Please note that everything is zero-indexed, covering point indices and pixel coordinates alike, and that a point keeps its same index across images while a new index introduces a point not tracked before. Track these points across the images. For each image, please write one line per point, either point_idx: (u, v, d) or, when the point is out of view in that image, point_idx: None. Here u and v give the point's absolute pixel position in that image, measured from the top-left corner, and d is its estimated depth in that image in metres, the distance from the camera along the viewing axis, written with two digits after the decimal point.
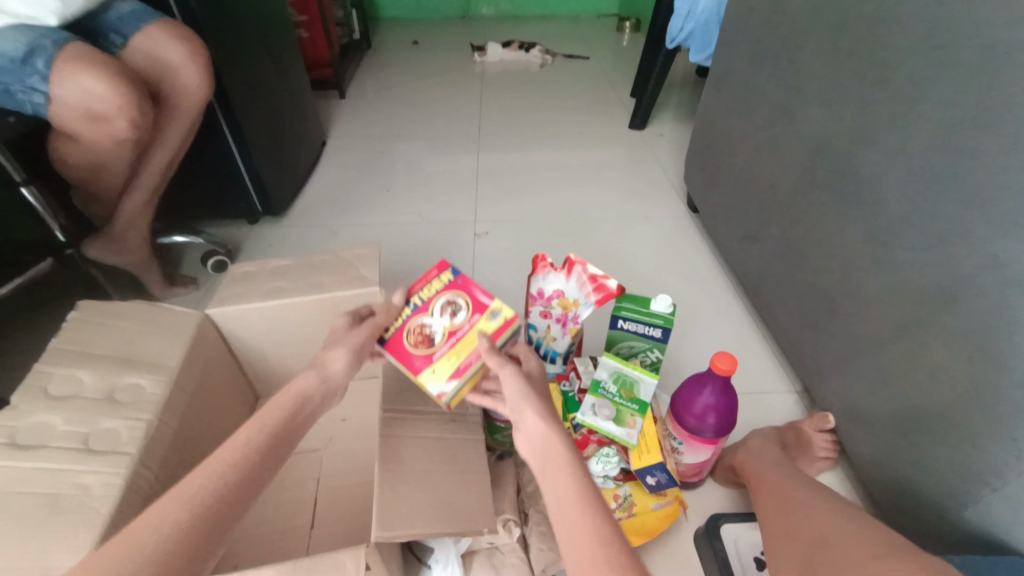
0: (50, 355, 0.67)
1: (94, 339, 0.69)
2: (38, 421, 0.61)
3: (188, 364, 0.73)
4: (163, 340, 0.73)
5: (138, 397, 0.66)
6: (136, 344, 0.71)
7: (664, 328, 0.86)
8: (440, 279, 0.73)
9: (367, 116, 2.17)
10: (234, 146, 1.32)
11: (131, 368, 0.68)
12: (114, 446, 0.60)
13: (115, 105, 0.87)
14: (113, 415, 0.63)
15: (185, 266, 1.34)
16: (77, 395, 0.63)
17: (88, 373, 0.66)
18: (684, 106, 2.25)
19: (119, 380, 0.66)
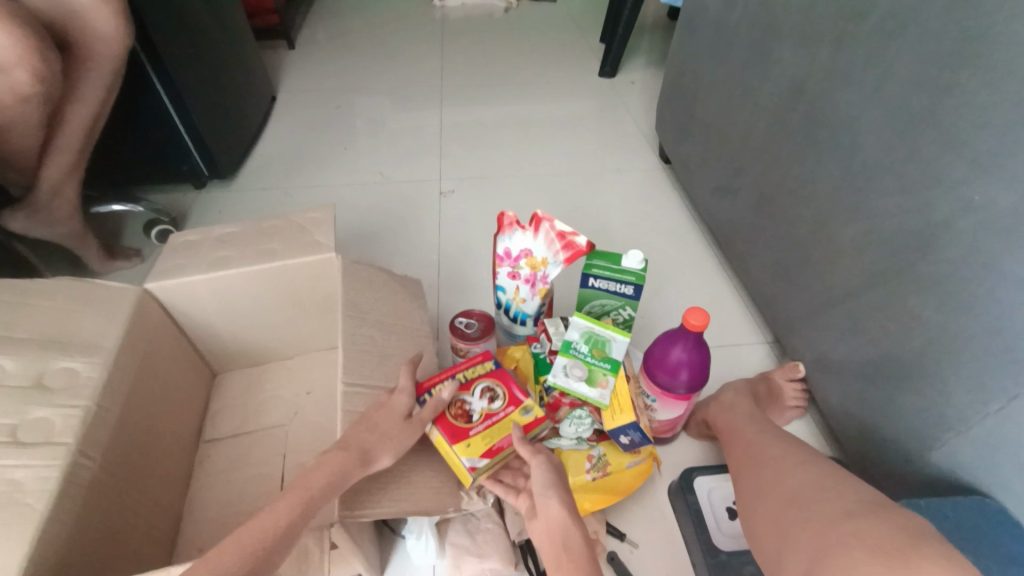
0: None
1: (16, 322, 0.62)
2: None
3: (129, 343, 0.67)
4: (96, 319, 0.66)
5: (72, 381, 0.60)
6: (66, 325, 0.64)
7: (636, 285, 0.84)
8: (484, 363, 0.74)
9: (319, 68, 2.01)
10: (168, 102, 1.21)
11: (62, 351, 0.61)
12: (47, 436, 0.55)
13: (13, 54, 0.76)
14: (44, 404, 0.57)
15: (126, 237, 1.24)
16: (0, 384, 0.56)
17: (11, 360, 0.58)
18: (655, 52, 2.17)
19: (47, 365, 0.60)
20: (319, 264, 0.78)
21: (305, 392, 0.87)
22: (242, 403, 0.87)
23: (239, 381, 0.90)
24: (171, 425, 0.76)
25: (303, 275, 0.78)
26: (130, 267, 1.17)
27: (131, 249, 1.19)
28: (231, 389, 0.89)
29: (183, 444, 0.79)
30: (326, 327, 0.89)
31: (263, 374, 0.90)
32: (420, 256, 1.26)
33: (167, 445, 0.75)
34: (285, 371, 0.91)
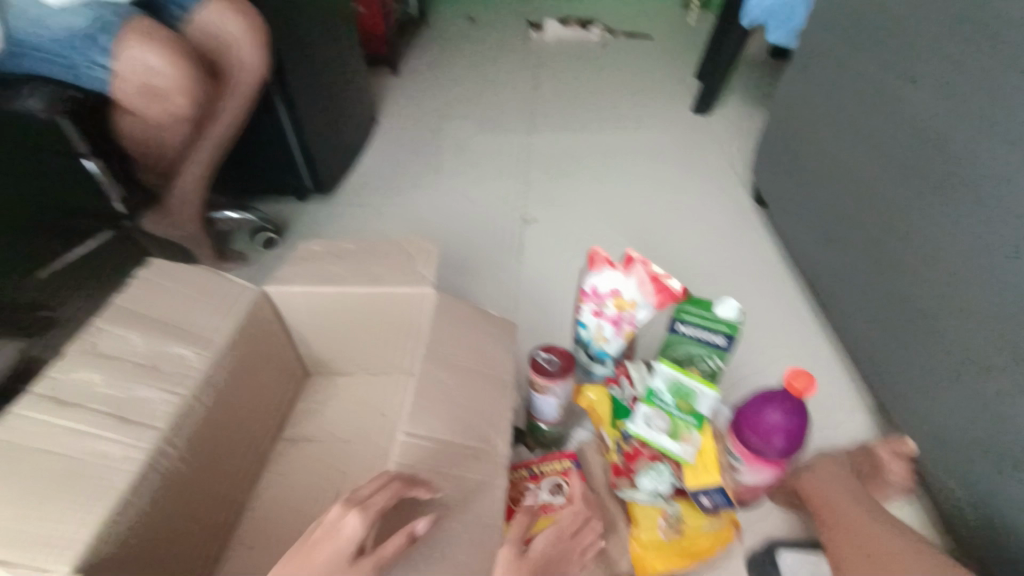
0: (111, 313, 0.67)
1: (157, 302, 0.70)
2: (79, 378, 0.61)
3: (235, 340, 0.72)
4: (212, 313, 0.72)
5: (178, 368, 0.65)
6: (187, 315, 0.71)
7: (728, 335, 0.80)
8: (562, 461, 0.77)
9: (419, 94, 2.13)
10: (288, 123, 1.32)
11: (176, 339, 0.67)
12: (145, 417, 0.60)
13: (176, 83, 0.85)
14: (149, 384, 0.63)
15: (235, 241, 1.36)
16: (122, 357, 0.64)
17: (139, 337, 0.66)
18: (754, 89, 2.10)
19: (164, 350, 0.66)
20: (415, 296, 0.80)
21: (380, 414, 0.89)
22: (325, 410, 0.90)
23: (325, 388, 0.93)
24: (254, 422, 0.81)
25: (401, 303, 0.81)
26: (237, 269, 1.29)
27: (238, 252, 1.30)
28: (319, 392, 0.93)
29: (261, 441, 0.83)
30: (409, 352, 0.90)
31: (348, 385, 0.93)
32: (498, 283, 1.27)
33: (244, 440, 0.78)
34: (366, 386, 0.93)
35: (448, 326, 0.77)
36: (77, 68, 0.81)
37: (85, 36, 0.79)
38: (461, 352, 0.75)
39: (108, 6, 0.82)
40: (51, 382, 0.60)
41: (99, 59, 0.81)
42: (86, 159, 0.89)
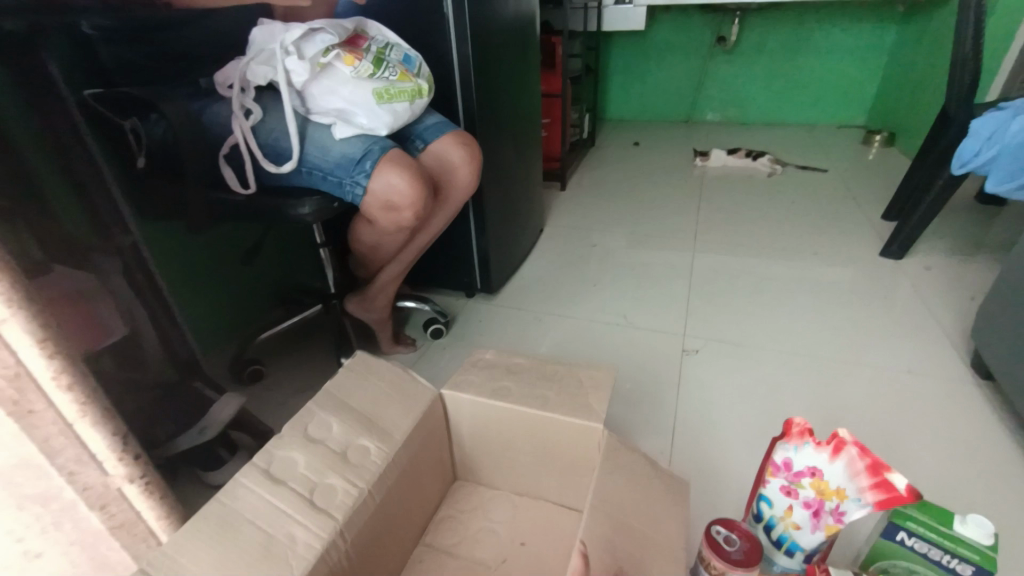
0: (321, 398, 0.73)
1: (354, 391, 0.75)
2: (286, 455, 0.66)
3: (411, 440, 0.74)
4: (401, 412, 0.75)
5: (363, 459, 0.68)
6: (380, 409, 0.75)
7: (976, 565, 0.63)
8: None
9: (582, 207, 2.26)
10: (472, 228, 1.46)
11: (368, 431, 0.71)
12: (329, 505, 0.62)
13: (410, 200, 0.95)
14: (339, 473, 0.65)
15: (408, 327, 1.49)
16: (323, 442, 0.68)
17: (339, 423, 0.71)
18: (962, 234, 1.85)
19: (355, 440, 0.69)
20: (586, 429, 0.77)
21: (519, 542, 0.85)
22: (465, 523, 0.88)
23: (469, 497, 0.91)
24: (406, 523, 0.80)
25: (568, 432, 0.78)
26: (404, 353, 1.38)
27: (410, 338, 1.41)
28: (463, 501, 0.91)
29: (406, 542, 0.81)
30: (565, 481, 0.86)
31: (490, 499, 0.91)
32: (653, 417, 1.19)
33: (395, 544, 0.77)
34: (509, 506, 0.90)
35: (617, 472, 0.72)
36: (343, 186, 0.92)
37: (354, 161, 0.91)
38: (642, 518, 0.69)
39: (374, 140, 0.93)
40: (268, 456, 0.65)
41: (361, 179, 0.91)
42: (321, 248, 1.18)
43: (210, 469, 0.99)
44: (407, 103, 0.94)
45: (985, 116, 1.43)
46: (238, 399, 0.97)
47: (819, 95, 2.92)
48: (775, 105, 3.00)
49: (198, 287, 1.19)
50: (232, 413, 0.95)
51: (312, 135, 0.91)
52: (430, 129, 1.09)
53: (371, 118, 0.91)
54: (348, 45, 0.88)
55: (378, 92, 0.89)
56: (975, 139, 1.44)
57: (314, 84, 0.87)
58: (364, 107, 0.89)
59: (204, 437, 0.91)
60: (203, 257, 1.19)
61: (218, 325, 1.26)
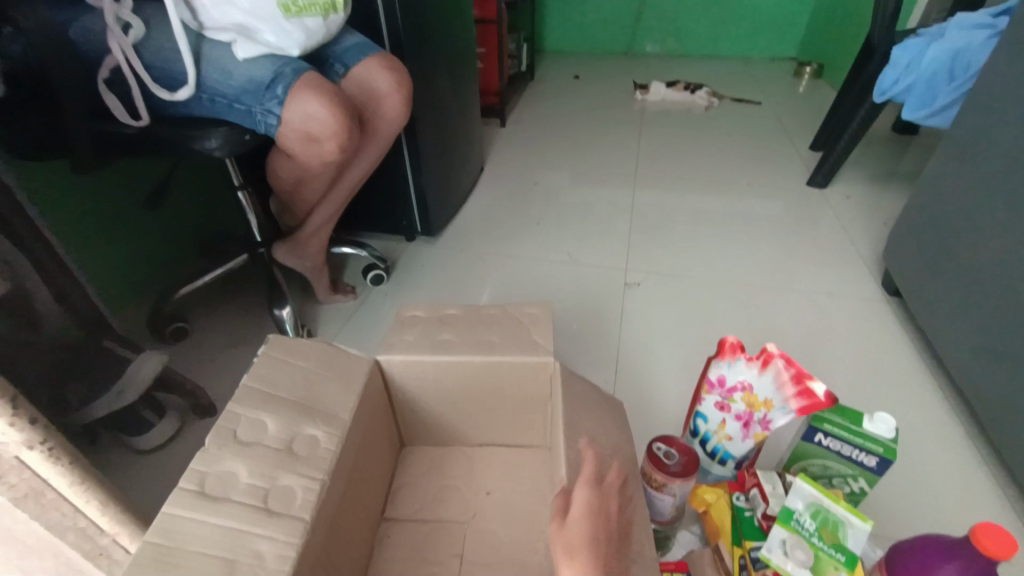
0: (241, 395, 0.63)
1: (278, 378, 0.66)
2: (224, 468, 0.56)
3: (357, 414, 0.69)
4: (338, 388, 0.69)
5: (313, 450, 0.61)
6: (315, 390, 0.67)
7: (881, 457, 0.70)
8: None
9: (522, 143, 2.19)
10: (408, 166, 1.38)
11: (311, 418, 0.64)
12: (289, 508, 0.55)
13: (332, 130, 0.86)
14: (291, 471, 0.58)
15: (347, 274, 1.42)
16: (260, 443, 0.59)
17: (272, 419, 0.62)
18: (880, 163, 1.96)
19: (299, 430, 0.62)
20: (535, 367, 0.78)
21: (484, 492, 0.85)
22: (424, 485, 0.86)
23: (422, 460, 0.89)
24: (368, 496, 0.76)
25: (518, 371, 0.79)
26: (345, 301, 1.32)
27: (349, 285, 1.35)
28: (416, 466, 0.89)
29: (370, 520, 0.78)
30: (522, 421, 0.87)
31: (443, 457, 0.89)
32: (599, 351, 1.22)
33: (362, 508, 0.74)
34: (465, 459, 0.89)
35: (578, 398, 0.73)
36: (253, 116, 0.82)
37: (264, 86, 0.81)
38: (600, 443, 0.72)
39: (284, 60, 0.83)
40: (197, 474, 0.55)
41: (274, 107, 0.81)
42: (240, 190, 1.08)
43: (137, 433, 0.94)
44: (321, 18, 0.82)
45: (903, 44, 1.47)
46: (161, 355, 0.91)
47: (753, 26, 2.91)
48: (712, 36, 2.98)
49: (100, 237, 1.07)
50: (154, 371, 0.89)
51: (209, 55, 0.80)
52: (350, 51, 0.99)
53: (279, 34, 0.79)
54: None
55: (284, 4, 0.78)
56: (894, 67, 1.49)
57: None
58: (268, 22, 0.78)
59: (124, 399, 0.86)
60: (101, 204, 1.07)
61: (129, 279, 1.15)
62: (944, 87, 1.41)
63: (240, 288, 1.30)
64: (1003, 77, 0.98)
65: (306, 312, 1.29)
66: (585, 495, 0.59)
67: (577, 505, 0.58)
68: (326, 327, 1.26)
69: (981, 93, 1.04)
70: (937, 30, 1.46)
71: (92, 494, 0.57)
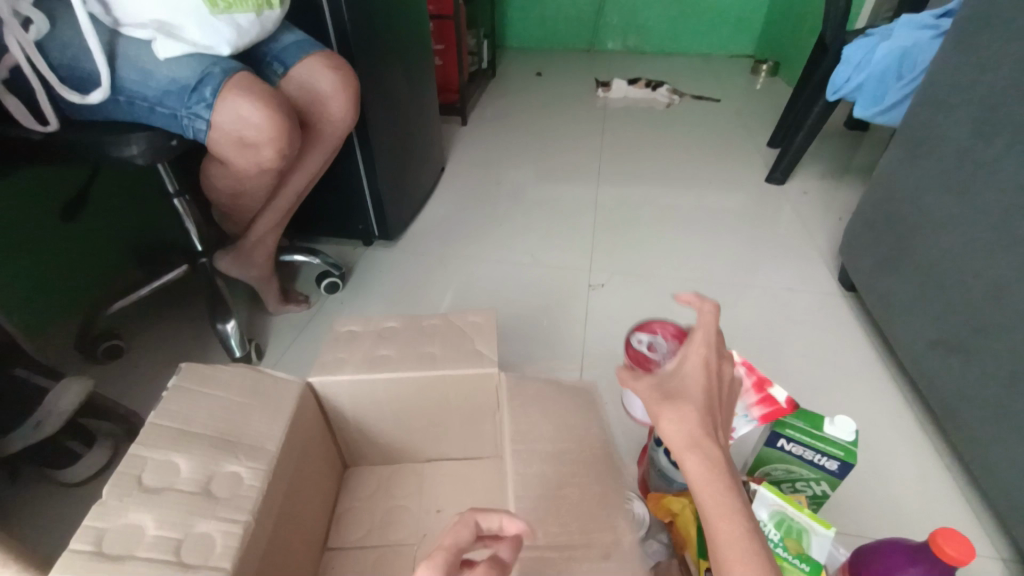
0: (147, 436, 0.59)
1: (192, 414, 0.62)
2: (127, 521, 0.52)
3: (287, 445, 0.66)
4: (262, 418, 0.65)
5: (235, 490, 0.58)
6: (235, 422, 0.63)
7: (842, 461, 0.69)
8: None
9: (484, 142, 2.14)
10: (362, 169, 1.32)
11: (232, 455, 0.60)
12: (206, 558, 0.52)
13: (269, 135, 0.80)
14: (209, 516, 0.55)
15: (300, 283, 1.35)
16: (170, 488, 0.56)
17: (185, 460, 0.58)
18: (833, 159, 2.00)
19: (217, 468, 0.59)
20: (481, 380, 0.74)
21: (434, 510, 0.81)
22: (370, 508, 0.82)
23: (365, 482, 0.85)
24: (306, 525, 0.71)
25: (463, 386, 0.75)
26: (298, 311, 1.26)
27: (301, 294, 1.28)
28: (360, 488, 0.84)
29: (312, 550, 0.73)
30: (473, 436, 0.84)
31: (392, 475, 0.85)
32: (561, 355, 1.20)
33: (301, 539, 0.70)
34: (415, 477, 0.85)
35: (538, 409, 0.70)
36: (179, 119, 0.75)
37: (189, 89, 0.74)
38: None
39: (212, 61, 0.76)
40: (93, 532, 0.51)
41: (202, 111, 0.75)
42: (175, 198, 1.00)
43: (63, 464, 0.87)
44: (254, 15, 0.77)
45: (855, 44, 1.51)
46: (86, 381, 0.83)
47: (712, 23, 2.95)
48: (673, 32, 2.99)
49: (13, 254, 0.98)
50: (75, 401, 0.81)
51: (124, 53, 0.73)
52: (289, 49, 0.93)
53: (205, 31, 0.73)
54: None
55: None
56: (847, 66, 1.52)
57: None
58: (192, 18, 0.72)
59: (42, 432, 0.79)
60: (11, 216, 0.98)
61: (51, 297, 1.06)
62: (894, 85, 1.43)
63: (179, 301, 1.22)
64: (951, 77, 1.00)
65: (254, 325, 1.22)
66: (704, 357, 0.52)
67: (692, 371, 0.51)
68: (275, 341, 1.19)
69: (929, 90, 1.06)
70: (885, 30, 1.49)
71: None
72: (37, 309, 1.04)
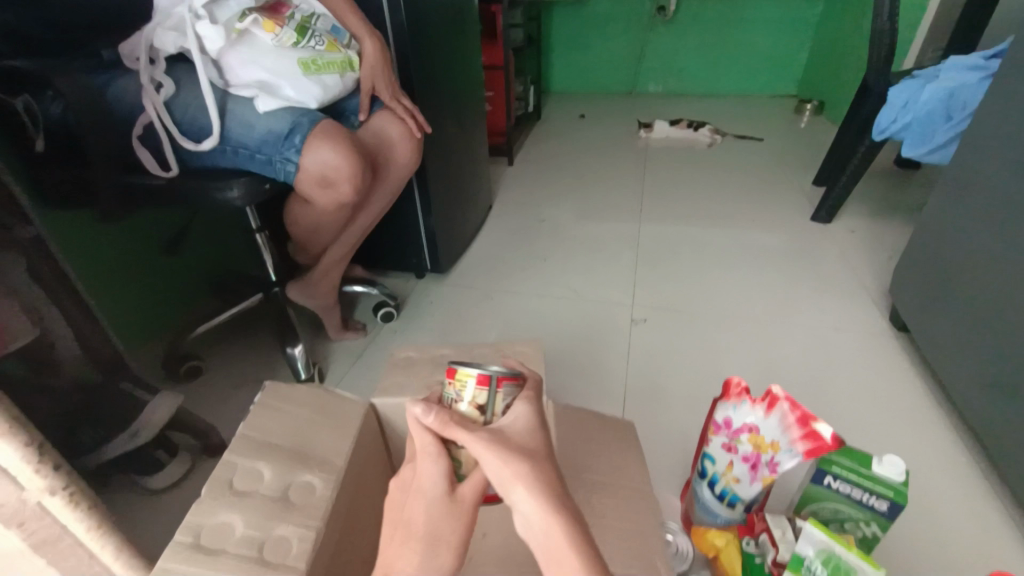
0: (236, 445, 0.66)
1: (273, 427, 0.69)
2: (220, 520, 0.59)
3: (352, 461, 0.71)
4: (333, 434, 0.72)
5: (307, 498, 0.64)
6: (310, 436, 0.70)
7: (891, 501, 0.69)
8: None
9: (529, 181, 2.24)
10: (418, 207, 1.42)
11: (306, 465, 0.67)
12: (284, 559, 0.57)
13: (346, 175, 0.91)
14: (287, 520, 0.61)
15: (358, 312, 1.45)
16: (256, 493, 0.62)
17: (268, 469, 0.65)
18: (883, 198, 1.97)
19: (294, 479, 0.65)
20: None
21: (481, 532, 0.85)
22: None
23: None
24: (365, 537, 0.76)
25: None
26: (355, 338, 1.34)
27: (359, 323, 1.37)
28: None
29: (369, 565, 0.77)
30: None
31: None
32: (604, 388, 1.22)
33: (360, 551, 0.74)
34: None
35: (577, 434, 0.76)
36: (273, 163, 0.86)
37: (282, 136, 0.85)
38: (603, 472, 0.73)
39: (303, 113, 0.88)
40: (193, 527, 0.58)
41: (292, 155, 0.86)
42: (257, 233, 1.12)
43: (150, 472, 0.96)
44: (338, 75, 0.91)
45: (900, 85, 1.53)
46: (174, 397, 0.95)
47: (754, 66, 3.01)
48: (714, 75, 3.07)
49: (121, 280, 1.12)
50: (166, 415, 0.92)
51: (232, 110, 0.85)
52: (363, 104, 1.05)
53: (299, 89, 0.86)
54: (268, 12, 0.84)
55: (304, 63, 0.86)
56: (892, 107, 1.53)
57: (232, 53, 0.82)
58: (288, 78, 0.85)
59: (137, 441, 0.90)
60: (123, 245, 1.11)
61: (148, 319, 1.20)
62: (943, 125, 1.43)
63: (253, 326, 1.34)
64: (996, 119, 1.01)
65: (317, 350, 1.31)
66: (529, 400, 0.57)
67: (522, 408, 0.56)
68: (335, 366, 1.27)
69: (975, 132, 1.06)
70: (932, 72, 1.51)
71: (107, 540, 0.59)
72: (136, 330, 1.17)
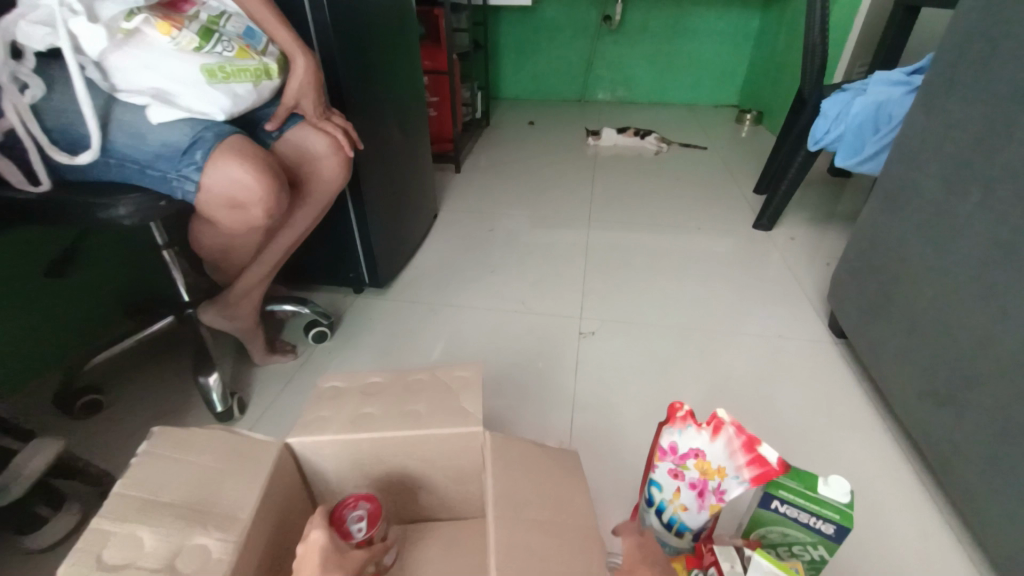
0: (113, 507, 0.56)
1: (163, 482, 0.60)
2: None
3: (263, 513, 0.62)
4: (240, 482, 0.62)
5: (201, 564, 0.54)
6: (210, 488, 0.61)
7: (838, 524, 0.67)
8: None
9: (477, 189, 2.18)
10: (354, 217, 1.33)
11: (201, 523, 0.57)
12: None
13: (258, 196, 0.82)
14: None
15: (290, 332, 1.34)
16: (132, 564, 0.52)
17: (151, 534, 0.55)
18: (819, 205, 2.04)
19: (184, 542, 0.55)
20: (465, 435, 0.73)
21: None
22: None
23: None
24: None
25: (449, 444, 0.73)
26: (284, 361, 1.24)
27: (289, 345, 1.26)
28: None
29: None
30: (459, 495, 0.80)
31: None
32: (552, 406, 1.17)
33: None
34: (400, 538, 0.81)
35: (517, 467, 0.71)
36: (169, 181, 0.76)
37: (180, 151, 0.75)
38: (546, 508, 0.67)
39: (206, 125, 0.78)
40: None
41: (192, 173, 0.76)
42: (164, 250, 1.00)
43: (26, 531, 0.81)
44: (251, 85, 0.82)
45: (832, 98, 1.57)
46: (55, 442, 0.82)
47: (697, 76, 3.08)
48: (659, 84, 3.12)
49: None
50: (44, 463, 0.80)
51: (118, 119, 0.74)
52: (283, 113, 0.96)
53: (202, 100, 0.76)
54: (165, 10, 0.74)
55: (208, 70, 0.76)
56: (825, 118, 1.57)
57: (118, 54, 0.71)
58: (189, 86, 0.75)
59: (7, 496, 0.76)
60: None
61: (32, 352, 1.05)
62: (871, 136, 1.48)
63: (167, 352, 1.20)
64: (923, 130, 1.03)
65: (240, 376, 1.20)
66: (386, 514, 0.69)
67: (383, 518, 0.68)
68: (261, 392, 1.16)
69: (905, 143, 1.09)
70: (860, 86, 1.57)
71: None
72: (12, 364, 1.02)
